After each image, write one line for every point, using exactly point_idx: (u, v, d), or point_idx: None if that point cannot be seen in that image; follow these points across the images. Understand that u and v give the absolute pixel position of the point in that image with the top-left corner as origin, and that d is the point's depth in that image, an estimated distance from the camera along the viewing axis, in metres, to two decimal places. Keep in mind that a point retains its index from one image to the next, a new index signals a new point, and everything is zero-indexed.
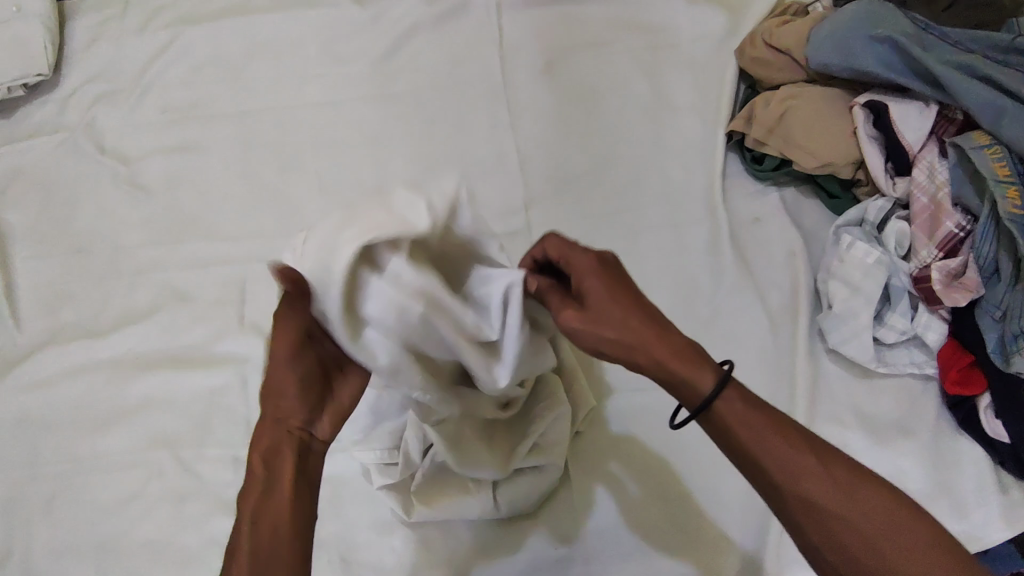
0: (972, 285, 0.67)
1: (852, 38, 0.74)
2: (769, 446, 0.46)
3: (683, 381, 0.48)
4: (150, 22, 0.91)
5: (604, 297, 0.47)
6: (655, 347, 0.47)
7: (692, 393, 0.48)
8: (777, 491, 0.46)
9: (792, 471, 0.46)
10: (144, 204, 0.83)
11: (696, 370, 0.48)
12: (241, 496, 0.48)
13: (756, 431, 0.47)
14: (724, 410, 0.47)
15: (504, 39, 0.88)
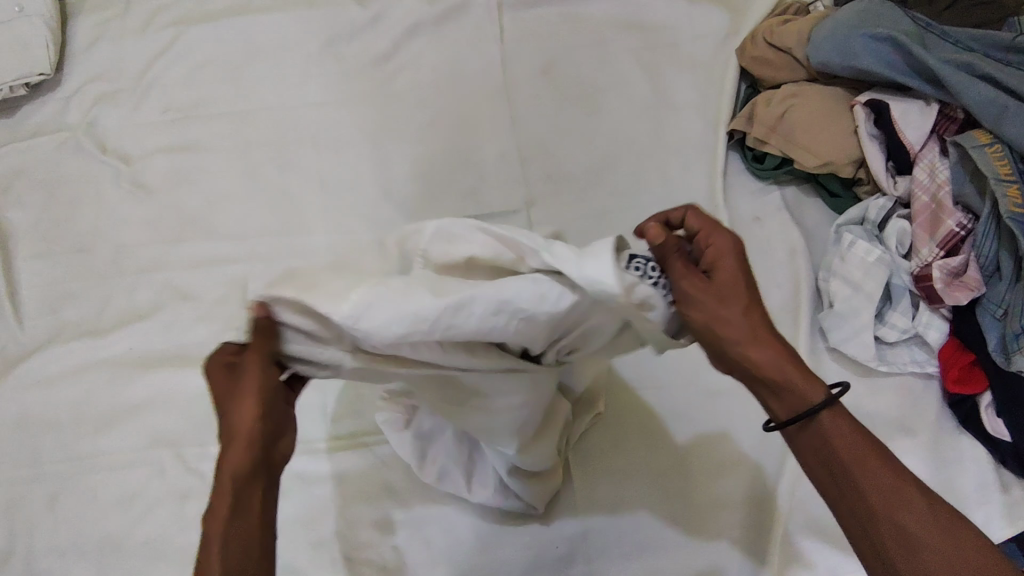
0: (973, 284, 0.67)
1: (852, 37, 0.74)
2: (868, 471, 0.46)
3: (792, 390, 0.48)
4: (152, 21, 0.91)
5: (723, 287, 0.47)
6: (757, 347, 0.47)
7: (798, 401, 0.48)
8: (871, 517, 0.46)
9: (884, 493, 0.46)
10: (146, 203, 0.83)
11: (808, 387, 0.48)
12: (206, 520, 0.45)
13: (859, 456, 0.47)
14: (831, 430, 0.48)
15: (505, 39, 0.88)
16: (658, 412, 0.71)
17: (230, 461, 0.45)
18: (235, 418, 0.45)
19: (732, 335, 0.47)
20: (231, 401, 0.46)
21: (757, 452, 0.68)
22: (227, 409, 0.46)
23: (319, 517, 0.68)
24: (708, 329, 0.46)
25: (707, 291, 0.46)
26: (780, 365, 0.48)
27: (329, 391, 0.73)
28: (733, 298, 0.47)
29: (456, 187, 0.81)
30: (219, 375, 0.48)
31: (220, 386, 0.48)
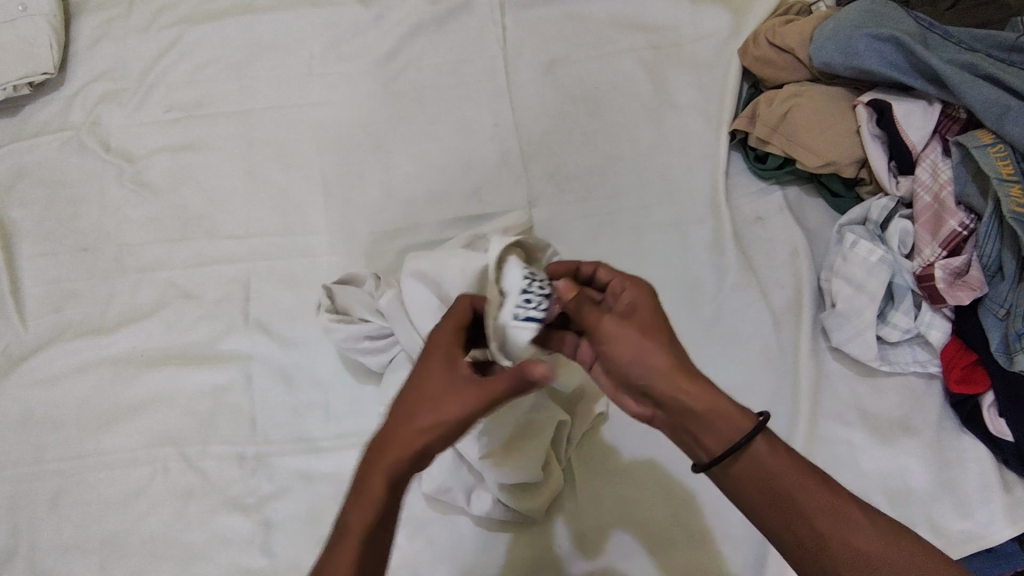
0: (976, 283, 0.67)
1: (855, 37, 0.74)
2: (807, 492, 0.46)
3: (722, 418, 0.46)
4: (154, 20, 0.91)
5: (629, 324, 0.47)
6: (673, 379, 0.46)
7: (730, 429, 0.46)
8: (819, 542, 0.45)
9: (829, 515, 0.46)
10: (150, 202, 0.83)
11: (739, 416, 0.47)
12: (355, 498, 0.48)
13: (796, 480, 0.47)
14: (765, 453, 0.47)
15: (507, 38, 0.88)
16: None
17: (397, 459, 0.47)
18: (428, 417, 0.47)
19: (660, 372, 0.46)
20: (433, 397, 0.47)
21: None
22: (422, 399, 0.48)
23: (323, 515, 0.68)
24: (636, 367, 0.46)
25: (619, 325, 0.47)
26: (710, 397, 0.46)
27: (332, 390, 0.73)
28: (638, 335, 0.46)
29: (459, 187, 0.82)
30: (430, 347, 0.50)
31: (431, 365, 0.49)
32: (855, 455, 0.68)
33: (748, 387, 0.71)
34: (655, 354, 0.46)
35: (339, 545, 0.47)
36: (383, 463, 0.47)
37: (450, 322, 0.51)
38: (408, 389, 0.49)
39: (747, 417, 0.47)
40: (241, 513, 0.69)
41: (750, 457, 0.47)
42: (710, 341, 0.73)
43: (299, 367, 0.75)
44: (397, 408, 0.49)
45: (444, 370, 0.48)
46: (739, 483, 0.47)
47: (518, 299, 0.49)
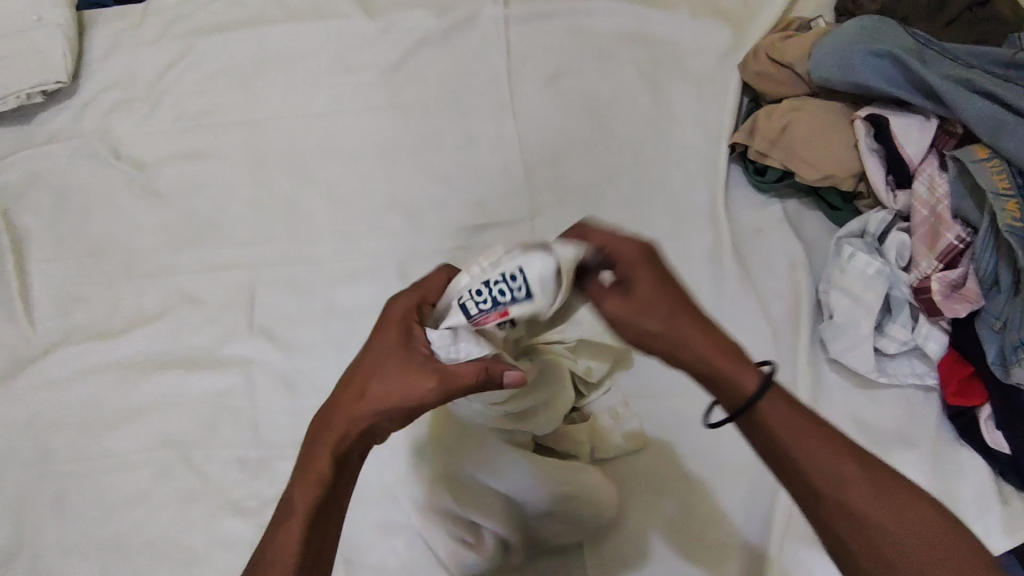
0: (972, 296, 0.68)
1: (853, 53, 0.75)
2: (813, 454, 0.47)
3: (727, 379, 0.50)
4: (166, 32, 0.93)
5: (627, 303, 0.51)
6: (698, 342, 0.51)
7: (733, 391, 0.50)
8: (818, 500, 0.47)
9: (827, 474, 0.47)
10: (158, 209, 0.85)
11: (739, 372, 0.50)
12: (300, 466, 0.52)
13: (802, 441, 0.48)
14: (768, 412, 0.49)
15: (511, 51, 0.90)
16: (656, 423, 0.71)
17: (336, 432, 0.52)
18: (371, 398, 0.51)
19: (658, 340, 0.51)
20: (377, 380, 0.52)
21: (756, 461, 0.68)
22: (367, 379, 0.52)
23: None
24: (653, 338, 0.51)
25: (627, 305, 0.51)
26: (715, 353, 0.50)
27: None
28: (635, 318, 0.51)
29: (461, 197, 0.83)
30: (381, 327, 0.53)
31: (378, 348, 0.52)
32: None
33: None
34: (657, 327, 0.51)
35: (288, 514, 0.52)
36: (331, 432, 0.52)
37: (400, 305, 0.53)
38: (355, 364, 0.54)
39: (752, 375, 0.49)
40: (241, 516, 0.69)
41: (751, 412, 0.49)
42: None
43: (302, 372, 0.75)
44: (346, 380, 0.54)
45: (389, 356, 0.52)
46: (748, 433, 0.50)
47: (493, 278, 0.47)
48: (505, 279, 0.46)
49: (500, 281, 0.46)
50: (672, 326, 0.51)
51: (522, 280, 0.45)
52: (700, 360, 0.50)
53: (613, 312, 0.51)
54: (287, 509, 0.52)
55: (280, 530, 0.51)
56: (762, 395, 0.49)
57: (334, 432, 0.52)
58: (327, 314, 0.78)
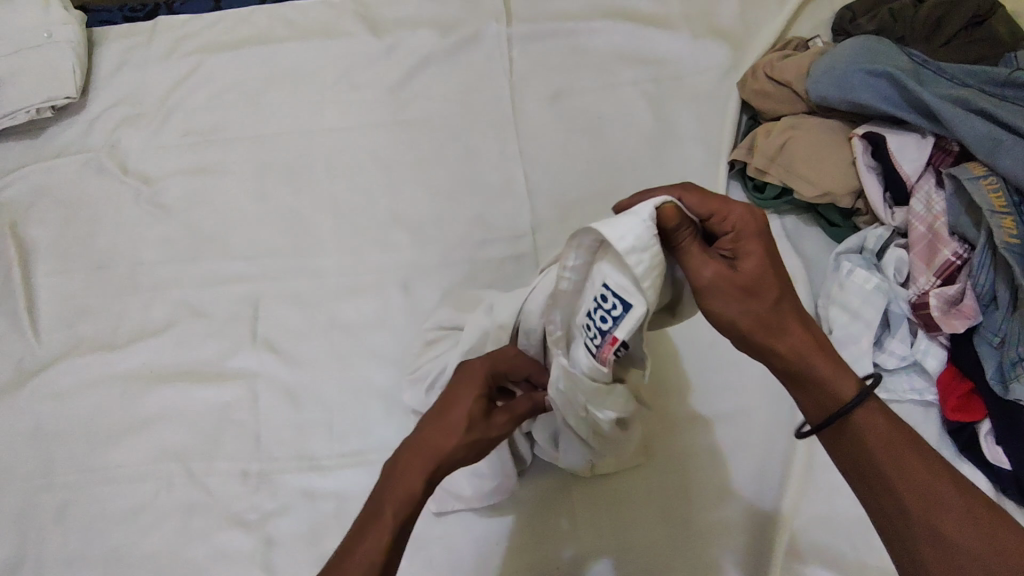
0: (970, 312, 0.68)
1: (850, 73, 0.76)
2: (903, 470, 0.48)
3: (824, 380, 0.50)
4: (175, 48, 0.94)
5: (741, 277, 0.49)
6: (798, 336, 0.50)
7: (828, 394, 0.50)
8: (900, 512, 0.48)
9: (917, 490, 0.48)
10: (165, 223, 0.86)
11: (836, 378, 0.50)
12: (392, 486, 0.51)
13: (892, 457, 0.49)
14: (867, 425, 0.50)
15: (514, 69, 0.91)
16: (656, 440, 0.71)
17: (436, 452, 0.52)
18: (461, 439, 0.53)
19: (756, 324, 0.50)
20: (468, 423, 0.53)
21: (757, 476, 0.69)
22: (454, 423, 0.53)
23: (322, 534, 0.69)
24: (750, 321, 0.50)
25: (733, 280, 0.48)
26: (809, 351, 0.50)
27: (336, 408, 0.74)
28: (743, 299, 0.49)
29: (464, 212, 0.84)
30: (463, 380, 0.56)
31: (465, 395, 0.55)
32: None
33: (744, 412, 0.72)
34: (760, 306, 0.49)
35: (374, 532, 0.49)
36: (416, 469, 0.52)
37: (482, 362, 0.57)
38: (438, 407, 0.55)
39: (851, 383, 0.50)
40: (243, 529, 0.69)
41: (847, 419, 0.50)
42: (709, 366, 0.74)
43: (305, 385, 0.76)
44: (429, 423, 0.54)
45: (477, 405, 0.54)
46: (835, 447, 0.51)
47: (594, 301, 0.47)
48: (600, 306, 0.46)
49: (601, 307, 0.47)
50: (775, 311, 0.50)
51: (613, 294, 0.45)
52: (795, 360, 0.50)
53: (725, 287, 0.48)
54: (375, 519, 0.50)
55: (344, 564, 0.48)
56: (859, 402, 0.50)
57: (430, 456, 0.52)
58: (330, 327, 0.79)
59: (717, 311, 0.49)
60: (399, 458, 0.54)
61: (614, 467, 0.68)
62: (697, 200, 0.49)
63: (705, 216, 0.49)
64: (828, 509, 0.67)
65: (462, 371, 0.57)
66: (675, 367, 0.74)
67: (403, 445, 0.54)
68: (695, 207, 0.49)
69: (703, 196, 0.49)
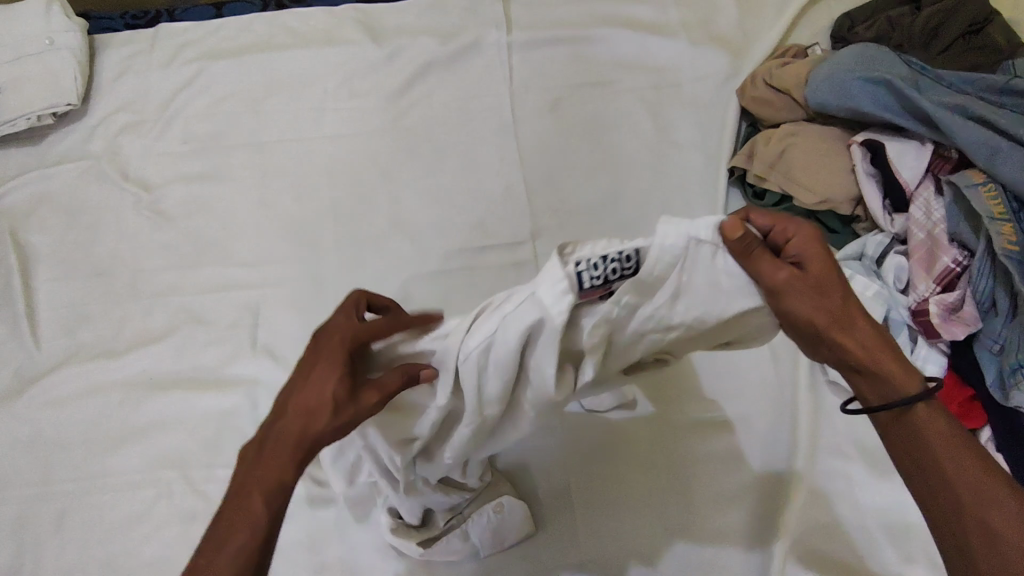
0: (969, 319, 0.69)
1: (849, 80, 0.77)
2: (955, 459, 0.48)
3: (887, 374, 0.49)
4: (176, 56, 0.95)
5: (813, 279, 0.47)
6: (862, 330, 0.49)
7: (889, 387, 0.50)
8: (950, 501, 0.48)
9: (971, 483, 0.48)
10: (165, 230, 0.86)
11: (898, 372, 0.49)
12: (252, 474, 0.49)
13: (951, 450, 0.49)
14: (922, 418, 0.49)
15: (514, 76, 0.92)
16: (653, 445, 0.71)
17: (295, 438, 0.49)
18: (328, 422, 0.48)
19: (830, 323, 0.48)
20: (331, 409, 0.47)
21: (757, 482, 0.69)
22: (313, 404, 0.48)
23: (322, 541, 0.69)
24: (822, 322, 0.47)
25: (808, 286, 0.46)
26: (872, 342, 0.49)
27: None
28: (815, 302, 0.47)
29: (464, 219, 0.84)
30: (323, 356, 0.50)
31: (329, 375, 0.49)
32: (852, 489, 0.68)
33: (745, 418, 0.72)
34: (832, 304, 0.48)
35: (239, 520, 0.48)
36: (282, 457, 0.49)
37: (342, 332, 0.51)
38: (302, 380, 0.50)
39: (914, 379, 0.49)
40: None
41: (900, 409, 0.50)
42: (708, 373, 0.75)
43: None
44: (290, 405, 0.50)
45: (340, 387, 0.48)
46: (887, 429, 0.51)
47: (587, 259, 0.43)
48: (620, 255, 0.43)
49: (615, 259, 0.44)
50: (844, 308, 0.48)
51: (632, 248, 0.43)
52: (864, 355, 0.49)
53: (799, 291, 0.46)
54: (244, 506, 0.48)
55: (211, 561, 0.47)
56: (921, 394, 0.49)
57: (292, 435, 0.49)
58: None
59: (792, 315, 0.47)
60: (269, 445, 0.50)
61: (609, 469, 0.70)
62: (758, 216, 0.48)
63: (768, 231, 0.48)
64: (830, 516, 0.67)
65: (318, 344, 0.51)
66: (676, 369, 0.75)
67: (269, 429, 0.51)
68: (759, 222, 0.48)
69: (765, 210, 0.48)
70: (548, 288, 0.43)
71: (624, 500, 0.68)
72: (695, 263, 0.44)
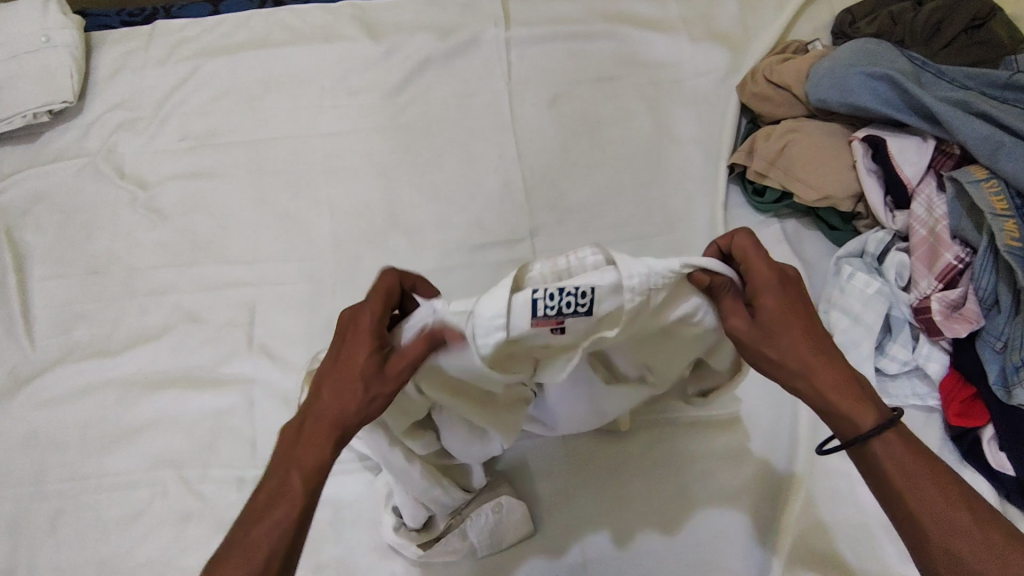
0: (972, 316, 0.67)
1: (850, 75, 0.76)
2: (921, 493, 0.47)
3: (841, 413, 0.49)
4: (171, 54, 0.94)
5: (788, 308, 0.50)
6: (823, 371, 0.50)
7: (844, 423, 0.50)
8: (919, 534, 0.47)
9: (936, 516, 0.46)
10: (161, 228, 0.85)
11: (856, 409, 0.49)
12: (292, 453, 0.51)
13: (913, 480, 0.48)
14: (882, 453, 0.48)
15: (513, 73, 0.91)
16: (653, 443, 0.70)
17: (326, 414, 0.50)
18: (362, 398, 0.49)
19: (780, 367, 0.50)
20: (363, 386, 0.49)
21: (758, 482, 0.68)
22: (347, 385, 0.49)
23: (318, 541, 0.68)
24: (774, 363, 0.50)
25: (752, 331, 0.48)
26: (833, 380, 0.50)
27: None
28: (802, 333, 0.50)
29: (462, 217, 0.84)
30: (359, 334, 0.51)
31: (358, 351, 0.50)
32: (854, 489, 0.67)
33: (746, 417, 0.71)
34: (817, 335, 0.50)
35: (278, 501, 0.49)
36: (323, 437, 0.50)
37: (369, 308, 0.51)
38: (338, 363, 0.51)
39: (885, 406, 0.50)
40: None
41: (865, 448, 0.49)
42: None
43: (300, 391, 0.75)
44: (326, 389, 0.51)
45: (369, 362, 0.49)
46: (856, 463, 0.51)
47: (545, 288, 0.43)
48: (575, 289, 0.43)
49: (569, 293, 0.43)
50: (804, 346, 0.49)
51: (581, 283, 0.43)
52: (826, 389, 0.50)
53: (781, 317, 0.49)
54: (282, 485, 0.50)
55: (249, 537, 0.48)
56: (880, 433, 0.48)
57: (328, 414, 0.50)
58: (327, 333, 0.78)
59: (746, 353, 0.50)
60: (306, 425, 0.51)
61: (606, 485, 0.68)
62: (739, 241, 0.52)
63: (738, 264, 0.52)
64: (831, 516, 0.66)
65: (353, 323, 0.52)
66: None
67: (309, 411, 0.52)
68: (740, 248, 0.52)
69: (745, 243, 0.52)
70: (490, 316, 0.43)
71: (623, 502, 0.68)
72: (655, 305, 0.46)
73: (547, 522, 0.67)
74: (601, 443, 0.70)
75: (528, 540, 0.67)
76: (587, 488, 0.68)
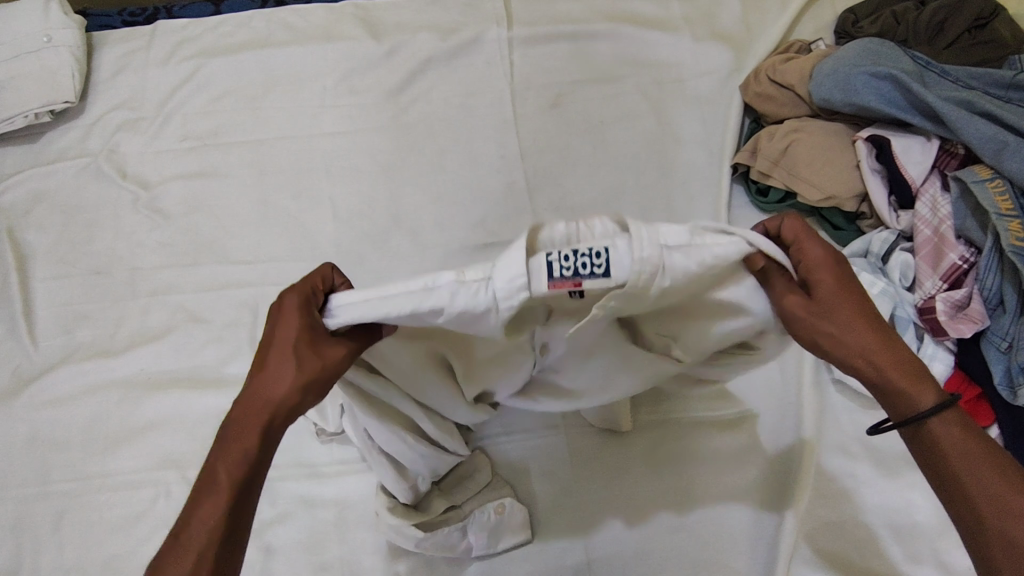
0: (977, 317, 0.67)
1: (854, 75, 0.76)
2: (975, 470, 0.44)
3: (901, 392, 0.46)
4: (173, 54, 0.94)
5: (841, 287, 0.46)
6: (879, 351, 0.46)
7: (905, 402, 0.46)
8: (967, 506, 0.44)
9: (990, 493, 0.43)
10: (163, 228, 0.85)
11: (914, 388, 0.46)
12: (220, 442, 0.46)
13: (966, 456, 0.45)
14: (938, 431, 0.45)
15: (515, 73, 0.91)
16: (657, 443, 0.70)
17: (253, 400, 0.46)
18: (295, 380, 0.45)
19: (837, 348, 0.46)
20: (302, 362, 0.45)
21: (764, 482, 0.68)
22: (275, 365, 0.46)
23: (323, 541, 0.68)
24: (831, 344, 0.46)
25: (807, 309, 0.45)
26: (890, 355, 0.46)
27: None
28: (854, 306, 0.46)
29: (464, 217, 0.83)
30: (280, 316, 0.46)
31: (284, 331, 0.46)
32: (859, 488, 0.67)
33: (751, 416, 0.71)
34: (873, 312, 0.47)
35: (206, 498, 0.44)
36: (254, 428, 0.45)
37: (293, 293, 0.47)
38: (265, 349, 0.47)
39: None
40: None
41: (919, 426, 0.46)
42: None
43: None
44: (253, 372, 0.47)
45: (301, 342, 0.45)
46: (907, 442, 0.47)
47: (559, 251, 0.41)
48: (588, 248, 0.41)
49: (583, 254, 0.41)
50: (856, 326, 0.46)
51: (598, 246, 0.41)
52: (884, 369, 0.46)
53: (835, 299, 0.46)
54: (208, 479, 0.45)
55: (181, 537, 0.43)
56: (939, 410, 0.45)
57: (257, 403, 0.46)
58: None
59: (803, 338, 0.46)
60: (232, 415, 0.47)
61: (612, 486, 0.68)
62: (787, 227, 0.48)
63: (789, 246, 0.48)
64: (834, 516, 0.66)
65: (275, 306, 0.47)
66: None
67: (230, 410, 0.47)
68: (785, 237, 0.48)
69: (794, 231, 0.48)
70: (505, 278, 0.40)
71: (630, 502, 0.67)
72: (672, 273, 0.41)
73: (552, 523, 0.67)
74: (605, 444, 0.70)
75: (523, 546, 0.66)
76: (592, 489, 0.68)
